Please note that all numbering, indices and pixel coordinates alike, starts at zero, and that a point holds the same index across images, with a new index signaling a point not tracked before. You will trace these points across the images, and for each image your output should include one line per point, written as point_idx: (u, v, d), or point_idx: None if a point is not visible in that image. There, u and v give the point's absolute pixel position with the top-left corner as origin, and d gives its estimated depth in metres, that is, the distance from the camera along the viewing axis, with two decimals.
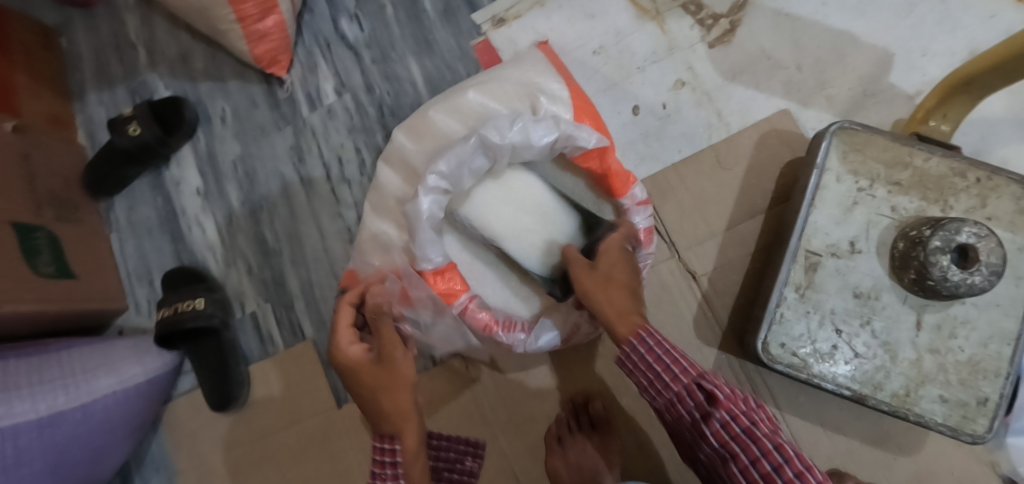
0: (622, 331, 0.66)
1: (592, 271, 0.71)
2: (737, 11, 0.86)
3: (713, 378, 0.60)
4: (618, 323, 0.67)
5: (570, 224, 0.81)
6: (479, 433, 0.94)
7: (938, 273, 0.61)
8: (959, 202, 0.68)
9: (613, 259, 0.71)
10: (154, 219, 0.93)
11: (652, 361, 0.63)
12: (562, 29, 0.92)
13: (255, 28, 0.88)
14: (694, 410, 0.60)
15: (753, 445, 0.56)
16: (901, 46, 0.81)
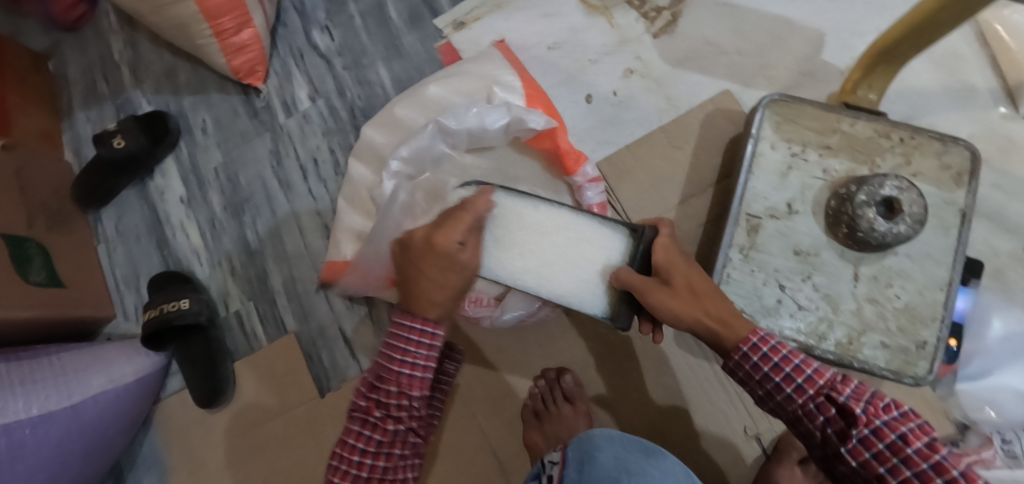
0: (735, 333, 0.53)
1: (665, 286, 0.58)
2: (678, 3, 0.89)
3: (850, 389, 0.48)
4: (725, 332, 0.54)
5: (612, 236, 0.65)
6: (449, 414, 0.85)
7: (866, 224, 0.63)
8: (885, 161, 0.70)
9: (678, 263, 0.59)
10: (142, 226, 1.06)
11: (766, 371, 0.51)
12: (520, 29, 0.94)
13: (232, 40, 0.96)
14: (828, 430, 0.48)
15: (902, 462, 0.44)
16: (832, 27, 0.85)
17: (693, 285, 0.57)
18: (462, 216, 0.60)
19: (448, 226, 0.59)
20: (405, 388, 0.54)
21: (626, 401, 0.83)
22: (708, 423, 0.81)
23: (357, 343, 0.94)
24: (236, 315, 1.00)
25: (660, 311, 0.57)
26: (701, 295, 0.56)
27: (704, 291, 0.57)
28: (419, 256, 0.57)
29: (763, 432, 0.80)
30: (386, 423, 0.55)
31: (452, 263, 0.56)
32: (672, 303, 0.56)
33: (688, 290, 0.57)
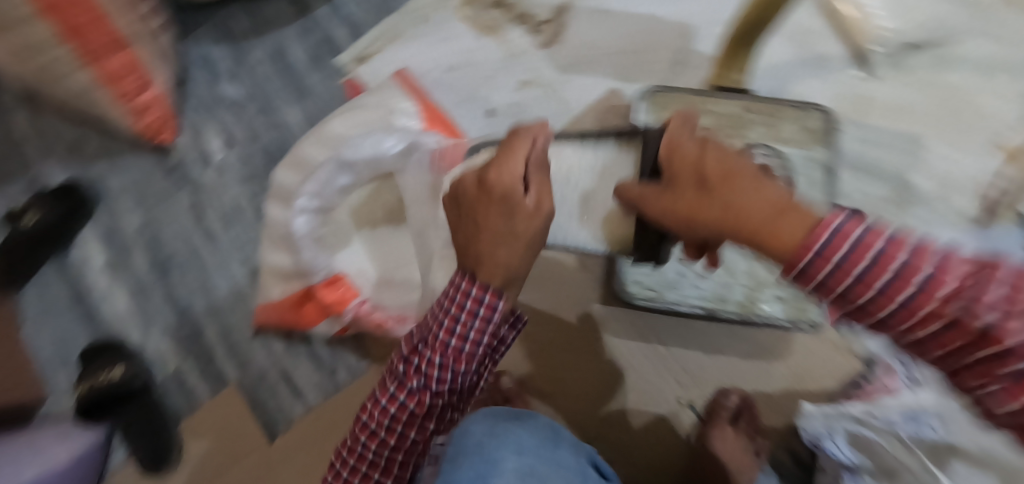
0: (789, 237, 0.42)
1: (668, 189, 0.52)
2: (559, 15, 0.96)
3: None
4: (775, 238, 0.43)
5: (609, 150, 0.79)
6: None
7: None
8: (755, 133, 0.76)
9: (690, 155, 0.51)
10: (66, 300, 1.04)
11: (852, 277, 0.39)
12: (417, 56, 0.99)
13: (135, 101, 0.97)
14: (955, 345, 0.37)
15: None
16: (697, 19, 0.93)
17: (701, 171, 0.49)
18: (517, 148, 0.63)
19: (505, 162, 0.61)
20: (445, 359, 0.57)
21: (567, 392, 0.86)
22: (644, 400, 0.85)
23: (300, 381, 0.95)
24: (175, 375, 0.99)
25: (667, 215, 0.52)
26: (713, 183, 0.48)
27: (719, 178, 0.48)
28: (468, 203, 0.60)
29: (695, 399, 0.84)
30: (425, 390, 0.60)
31: (509, 207, 0.59)
32: (682, 204, 0.50)
33: (696, 179, 0.50)
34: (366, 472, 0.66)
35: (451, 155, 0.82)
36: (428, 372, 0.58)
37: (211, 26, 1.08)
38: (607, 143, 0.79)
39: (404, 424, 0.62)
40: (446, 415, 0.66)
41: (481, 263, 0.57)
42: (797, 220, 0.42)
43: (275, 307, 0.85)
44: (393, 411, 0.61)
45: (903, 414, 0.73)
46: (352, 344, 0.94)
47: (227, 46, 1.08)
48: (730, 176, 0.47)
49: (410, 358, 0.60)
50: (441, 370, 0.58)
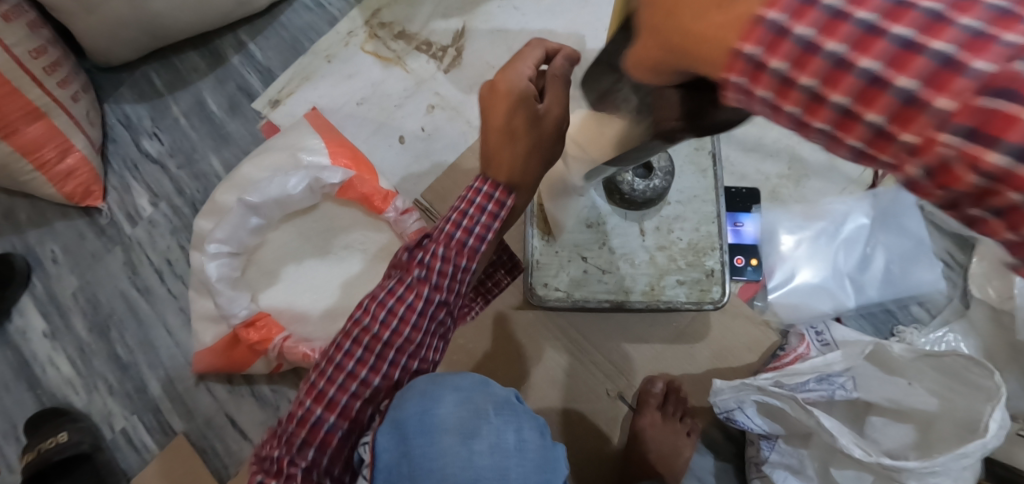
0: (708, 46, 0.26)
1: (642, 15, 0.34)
2: (459, 39, 1.01)
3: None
4: (700, 43, 0.27)
5: None
6: None
7: (627, 186, 0.73)
8: None
9: None
10: (8, 372, 1.04)
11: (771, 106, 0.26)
12: (328, 93, 1.03)
13: (57, 169, 0.99)
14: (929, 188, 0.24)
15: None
16: (586, 29, 0.99)
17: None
18: (529, 52, 0.58)
19: (513, 63, 0.57)
20: (458, 253, 0.57)
21: None
22: (576, 396, 0.87)
23: (246, 422, 0.96)
24: (123, 433, 0.99)
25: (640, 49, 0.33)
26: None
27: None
28: (489, 104, 0.56)
29: (625, 390, 0.87)
30: (425, 283, 0.57)
31: (519, 104, 0.55)
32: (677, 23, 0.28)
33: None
34: (332, 397, 0.56)
35: (355, 185, 0.84)
36: (432, 264, 0.57)
37: (129, 86, 1.11)
38: None
39: (399, 329, 0.57)
40: (439, 340, 0.62)
41: (495, 162, 0.57)
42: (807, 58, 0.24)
43: (210, 353, 0.86)
44: (388, 309, 0.57)
45: (816, 377, 0.76)
46: (293, 378, 0.96)
47: (146, 103, 1.11)
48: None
49: (415, 250, 0.59)
50: (445, 267, 0.57)
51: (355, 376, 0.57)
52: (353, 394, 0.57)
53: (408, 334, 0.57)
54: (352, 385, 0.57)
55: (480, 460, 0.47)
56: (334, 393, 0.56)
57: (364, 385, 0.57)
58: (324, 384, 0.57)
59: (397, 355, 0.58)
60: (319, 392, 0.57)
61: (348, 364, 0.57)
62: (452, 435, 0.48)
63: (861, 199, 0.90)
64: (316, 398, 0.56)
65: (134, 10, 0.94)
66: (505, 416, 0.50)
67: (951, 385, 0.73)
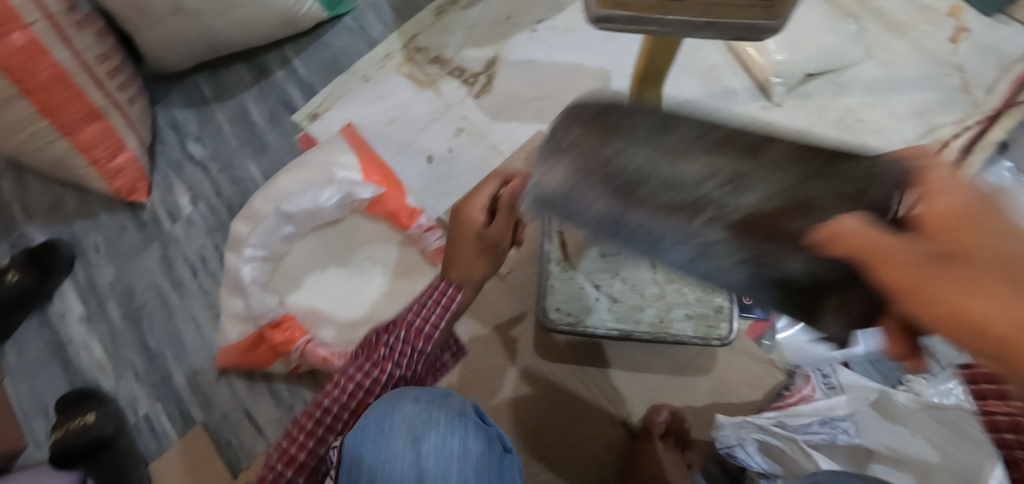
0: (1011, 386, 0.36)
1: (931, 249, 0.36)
2: (490, 67, 1.06)
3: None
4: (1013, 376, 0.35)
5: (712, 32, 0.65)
6: None
7: None
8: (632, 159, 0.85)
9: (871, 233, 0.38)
10: (45, 353, 1.11)
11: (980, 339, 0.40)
12: (362, 111, 1.08)
13: (108, 166, 1.06)
14: None
15: None
16: (612, 64, 1.02)
17: (975, 249, 0.35)
18: (485, 187, 0.75)
19: (471, 197, 0.75)
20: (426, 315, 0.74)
21: (505, 416, 0.89)
22: (578, 419, 0.89)
23: (261, 418, 1.00)
24: (145, 419, 1.04)
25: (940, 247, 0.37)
26: (1000, 267, 0.34)
27: (1019, 264, 0.34)
28: (456, 231, 0.76)
29: (628, 417, 0.89)
30: (389, 360, 0.74)
31: (479, 236, 0.74)
32: (916, 281, 0.36)
33: (962, 259, 0.35)
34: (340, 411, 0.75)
35: (383, 202, 0.90)
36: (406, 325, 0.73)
37: (179, 93, 1.19)
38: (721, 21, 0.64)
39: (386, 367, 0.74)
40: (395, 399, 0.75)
41: (454, 267, 0.75)
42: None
43: (239, 354, 0.91)
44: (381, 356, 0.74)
45: (818, 420, 0.77)
46: (308, 380, 1.00)
47: (193, 110, 1.18)
48: (969, 223, 0.36)
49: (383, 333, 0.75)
50: (402, 353, 0.75)
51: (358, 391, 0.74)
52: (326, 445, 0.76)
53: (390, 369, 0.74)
54: (329, 437, 0.75)
55: (424, 457, 0.66)
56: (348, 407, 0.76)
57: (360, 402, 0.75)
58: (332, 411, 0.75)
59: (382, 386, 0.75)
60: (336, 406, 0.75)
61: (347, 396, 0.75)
62: (403, 439, 0.67)
63: None
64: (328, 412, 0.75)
65: (191, 26, 1.01)
66: (451, 425, 0.68)
67: (953, 438, 0.73)
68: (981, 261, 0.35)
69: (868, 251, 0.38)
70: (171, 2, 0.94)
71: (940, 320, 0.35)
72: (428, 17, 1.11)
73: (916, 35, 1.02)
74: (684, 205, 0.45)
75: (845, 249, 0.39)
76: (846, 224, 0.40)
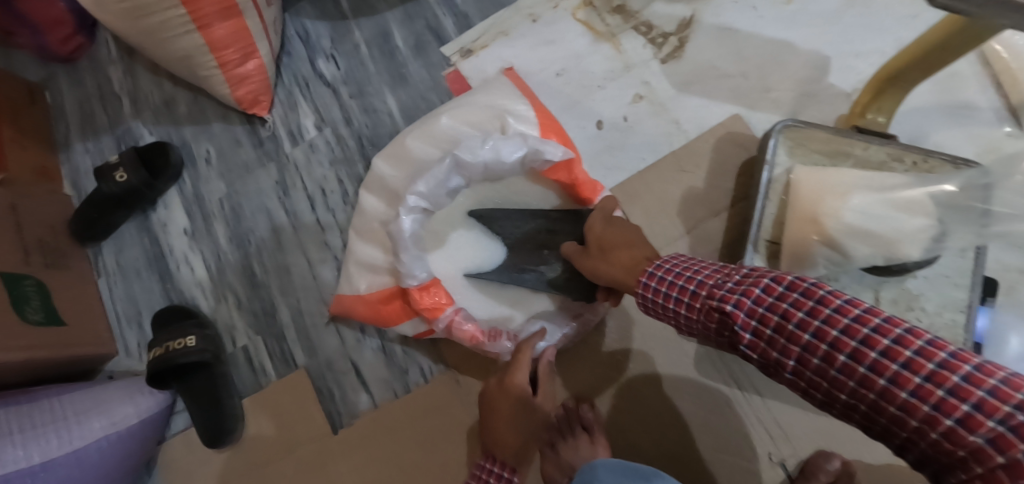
0: (633, 283, 0.61)
1: (586, 251, 0.70)
2: (684, 29, 0.91)
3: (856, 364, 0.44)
4: (628, 278, 0.62)
5: None
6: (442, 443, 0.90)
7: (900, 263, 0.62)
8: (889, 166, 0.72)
9: (598, 226, 0.70)
10: (143, 260, 1.04)
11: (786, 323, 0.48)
12: (526, 57, 0.95)
13: (236, 71, 0.96)
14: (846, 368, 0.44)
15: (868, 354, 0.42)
16: (833, 50, 0.87)
17: (602, 243, 0.68)
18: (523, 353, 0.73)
19: (513, 371, 0.73)
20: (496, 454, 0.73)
21: (643, 429, 0.81)
22: (729, 449, 0.79)
23: (369, 375, 0.93)
24: (243, 351, 0.98)
25: (596, 271, 0.67)
26: (608, 250, 0.66)
27: (609, 245, 0.67)
28: (492, 399, 0.73)
29: (788, 458, 0.79)
30: None
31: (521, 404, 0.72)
32: (620, 259, 0.64)
33: (599, 250, 0.68)
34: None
35: (568, 169, 0.75)
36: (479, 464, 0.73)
37: (314, 1, 1.06)
38: None
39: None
40: None
41: (496, 444, 0.72)
42: (640, 263, 0.62)
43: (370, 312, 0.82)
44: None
45: None
46: (426, 346, 0.93)
47: (328, 23, 1.05)
48: (615, 226, 0.69)
49: None
50: None
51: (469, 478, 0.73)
52: None
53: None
54: None
55: None
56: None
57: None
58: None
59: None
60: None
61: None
62: None
63: None
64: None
65: None
66: None
67: None
68: (604, 250, 0.67)
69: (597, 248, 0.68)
70: None
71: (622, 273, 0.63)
72: None
73: None
74: (534, 252, 0.78)
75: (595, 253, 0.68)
76: (568, 249, 0.72)
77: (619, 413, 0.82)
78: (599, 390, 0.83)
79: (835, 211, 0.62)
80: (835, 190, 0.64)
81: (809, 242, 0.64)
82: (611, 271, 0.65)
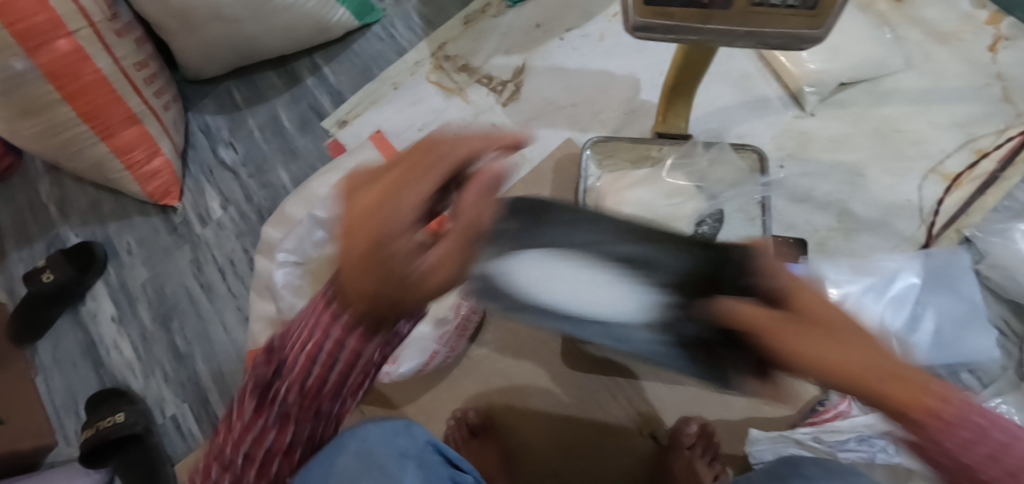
0: (904, 401, 0.33)
1: (790, 317, 0.35)
2: (518, 75, 1.07)
3: None
4: (903, 393, 0.33)
5: (759, 35, 0.64)
6: None
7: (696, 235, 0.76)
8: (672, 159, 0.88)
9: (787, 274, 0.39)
10: (78, 351, 1.12)
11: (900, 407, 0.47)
12: (392, 119, 1.09)
13: (144, 169, 1.09)
14: None
15: None
16: (643, 72, 1.03)
17: (819, 313, 0.35)
18: (425, 157, 0.36)
19: (450, 139, 0.37)
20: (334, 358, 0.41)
21: (529, 425, 0.89)
22: (607, 431, 0.88)
23: None
24: (172, 420, 1.05)
25: (811, 366, 0.33)
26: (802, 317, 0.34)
27: (832, 319, 0.34)
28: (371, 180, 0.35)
29: (656, 429, 0.87)
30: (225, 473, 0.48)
31: (373, 238, 0.33)
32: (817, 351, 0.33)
33: (802, 315, 0.35)
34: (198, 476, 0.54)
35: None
36: (291, 366, 0.42)
37: (212, 99, 1.21)
38: (775, 27, 0.62)
39: (263, 432, 0.46)
40: None
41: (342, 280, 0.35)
42: (869, 344, 0.33)
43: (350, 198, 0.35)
44: (247, 434, 0.46)
45: (856, 437, 0.77)
46: None
47: (225, 115, 1.19)
48: (807, 287, 0.37)
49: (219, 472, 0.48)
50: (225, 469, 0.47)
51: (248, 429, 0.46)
52: None
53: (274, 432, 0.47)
54: None
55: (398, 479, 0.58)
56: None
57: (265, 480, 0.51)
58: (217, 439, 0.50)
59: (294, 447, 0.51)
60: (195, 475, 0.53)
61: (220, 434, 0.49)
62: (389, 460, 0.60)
63: (914, 258, 0.88)
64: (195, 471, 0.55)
65: (231, 34, 1.05)
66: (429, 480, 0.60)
67: None
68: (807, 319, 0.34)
69: (752, 325, 0.35)
70: (211, 11, 0.98)
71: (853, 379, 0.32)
72: (457, 25, 1.13)
73: (957, 45, 0.99)
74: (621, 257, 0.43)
75: (745, 329, 0.36)
76: (739, 307, 0.36)
77: (507, 413, 0.90)
78: (487, 396, 0.91)
79: (617, 205, 0.78)
80: (618, 190, 0.79)
81: None
82: (861, 380, 0.33)
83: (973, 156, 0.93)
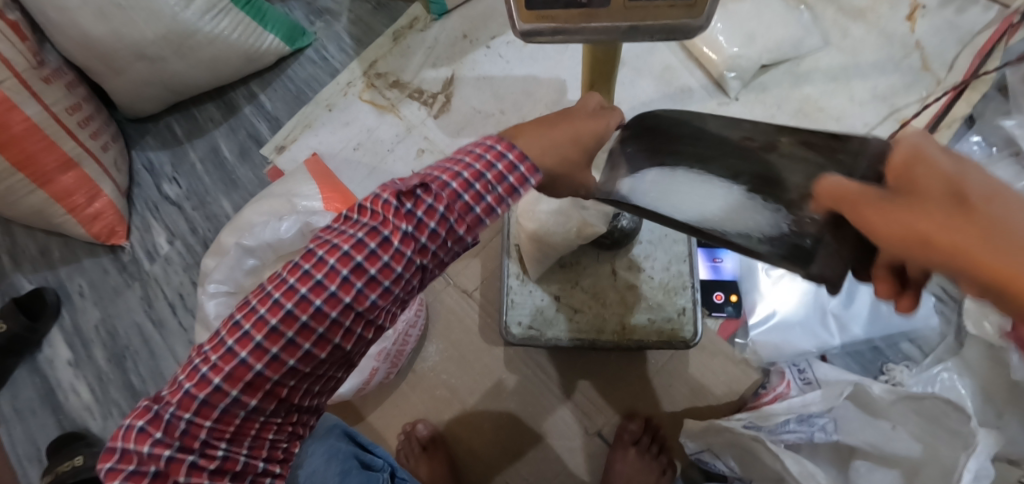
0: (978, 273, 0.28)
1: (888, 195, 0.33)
2: (448, 87, 1.08)
3: None
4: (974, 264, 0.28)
5: (647, 28, 0.64)
6: None
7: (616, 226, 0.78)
8: None
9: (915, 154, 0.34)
10: (36, 398, 1.12)
11: None
12: (327, 140, 1.10)
13: (85, 212, 1.09)
14: None
15: None
16: (566, 74, 1.06)
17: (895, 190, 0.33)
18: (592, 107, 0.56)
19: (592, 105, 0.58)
20: (478, 206, 0.51)
21: (475, 434, 0.90)
22: (552, 433, 0.88)
23: None
24: None
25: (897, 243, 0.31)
26: (972, 210, 0.28)
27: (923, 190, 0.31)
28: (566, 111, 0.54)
29: (602, 427, 0.88)
30: (282, 316, 0.49)
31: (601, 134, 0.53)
32: (892, 227, 0.31)
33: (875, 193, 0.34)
34: (204, 400, 0.49)
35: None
36: (433, 208, 0.50)
37: (154, 135, 1.22)
38: (659, 19, 0.63)
39: (365, 293, 0.50)
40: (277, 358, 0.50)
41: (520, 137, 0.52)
42: (914, 218, 0.30)
43: (547, 130, 0.52)
44: (320, 299, 0.49)
45: (795, 418, 0.76)
46: None
47: (167, 150, 1.20)
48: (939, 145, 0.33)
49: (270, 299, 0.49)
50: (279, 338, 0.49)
51: (349, 287, 0.49)
52: (214, 389, 0.49)
53: (375, 299, 0.51)
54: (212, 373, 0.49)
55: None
56: (190, 421, 0.49)
57: (282, 352, 0.50)
58: (245, 332, 0.49)
59: (329, 338, 0.51)
60: (188, 394, 0.49)
61: (281, 295, 0.49)
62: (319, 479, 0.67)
63: None
64: (187, 378, 0.49)
65: (157, 71, 1.06)
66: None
67: (932, 430, 0.71)
68: (978, 216, 0.28)
69: (839, 199, 0.35)
70: (134, 50, 0.99)
71: (895, 247, 0.32)
72: (386, 42, 1.13)
73: (873, 19, 1.00)
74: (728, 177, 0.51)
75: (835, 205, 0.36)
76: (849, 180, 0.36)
77: (454, 423, 0.91)
78: (433, 407, 0.91)
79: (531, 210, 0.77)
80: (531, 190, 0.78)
81: (527, 243, 0.78)
82: (930, 261, 0.30)
83: (898, 125, 0.93)
